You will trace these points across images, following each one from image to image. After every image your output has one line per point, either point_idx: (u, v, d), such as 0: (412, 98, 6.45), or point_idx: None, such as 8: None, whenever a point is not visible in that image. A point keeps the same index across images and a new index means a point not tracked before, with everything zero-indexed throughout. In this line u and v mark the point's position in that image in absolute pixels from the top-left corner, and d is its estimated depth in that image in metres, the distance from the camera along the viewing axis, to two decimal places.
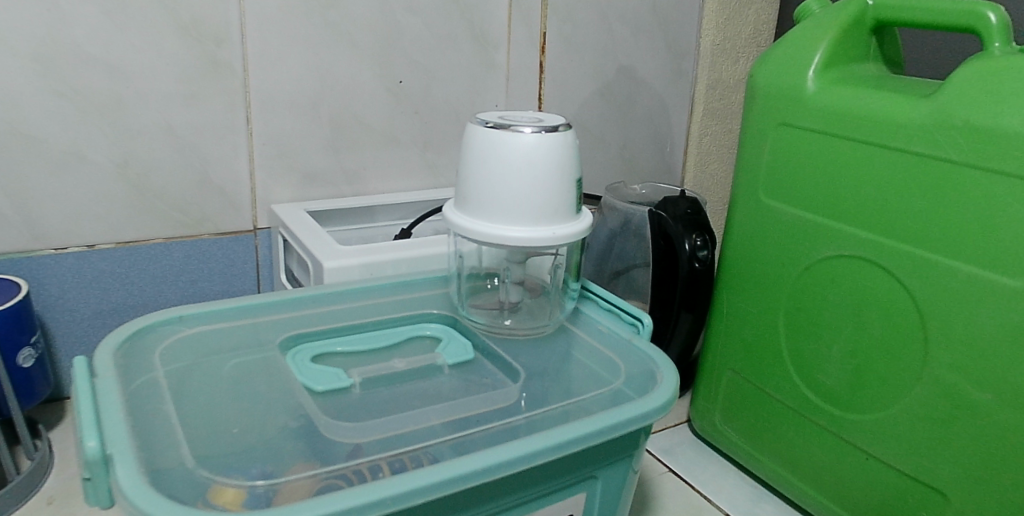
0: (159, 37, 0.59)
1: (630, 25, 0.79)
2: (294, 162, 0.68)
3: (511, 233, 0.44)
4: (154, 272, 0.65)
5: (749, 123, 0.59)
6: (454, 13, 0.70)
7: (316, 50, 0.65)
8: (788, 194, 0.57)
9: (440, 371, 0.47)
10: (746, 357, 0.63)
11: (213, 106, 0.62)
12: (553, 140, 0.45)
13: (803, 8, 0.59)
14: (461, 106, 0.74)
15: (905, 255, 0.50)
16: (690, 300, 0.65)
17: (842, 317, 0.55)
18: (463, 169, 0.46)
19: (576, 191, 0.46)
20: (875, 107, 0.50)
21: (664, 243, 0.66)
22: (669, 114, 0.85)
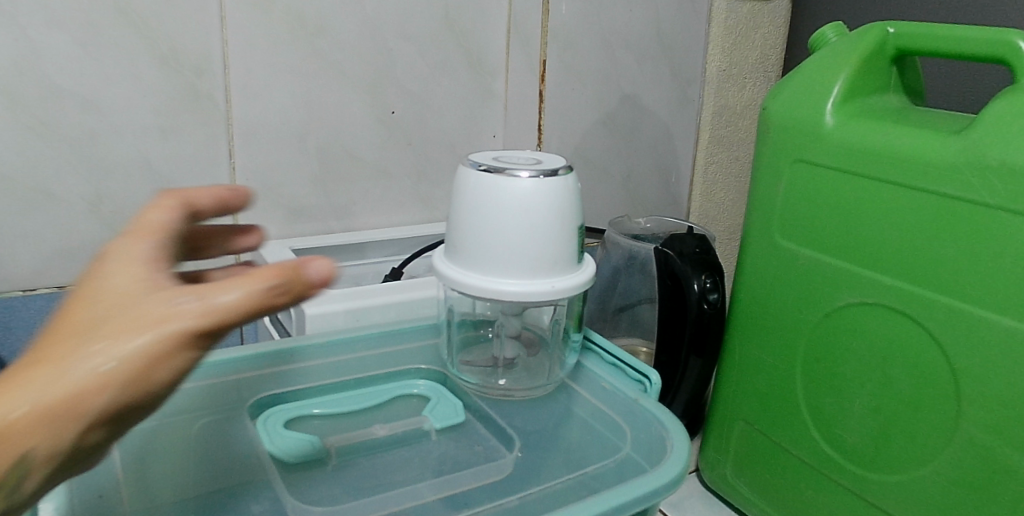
0: (134, 68, 0.55)
1: (633, 51, 0.75)
2: (280, 196, 0.64)
3: (504, 287, 0.40)
4: None
5: (761, 159, 0.55)
6: (449, 40, 0.67)
7: (304, 80, 0.62)
8: (805, 235, 0.53)
9: (427, 437, 0.43)
10: (761, 408, 0.58)
11: (193, 140, 0.59)
12: (552, 185, 0.41)
13: (818, 35, 0.55)
14: (457, 136, 0.70)
15: (934, 306, 0.46)
16: (700, 344, 0.59)
17: (865, 370, 0.50)
18: (454, 215, 0.42)
19: (578, 238, 0.42)
20: (900, 144, 0.46)
21: (671, 282, 0.61)
22: (675, 143, 0.82)
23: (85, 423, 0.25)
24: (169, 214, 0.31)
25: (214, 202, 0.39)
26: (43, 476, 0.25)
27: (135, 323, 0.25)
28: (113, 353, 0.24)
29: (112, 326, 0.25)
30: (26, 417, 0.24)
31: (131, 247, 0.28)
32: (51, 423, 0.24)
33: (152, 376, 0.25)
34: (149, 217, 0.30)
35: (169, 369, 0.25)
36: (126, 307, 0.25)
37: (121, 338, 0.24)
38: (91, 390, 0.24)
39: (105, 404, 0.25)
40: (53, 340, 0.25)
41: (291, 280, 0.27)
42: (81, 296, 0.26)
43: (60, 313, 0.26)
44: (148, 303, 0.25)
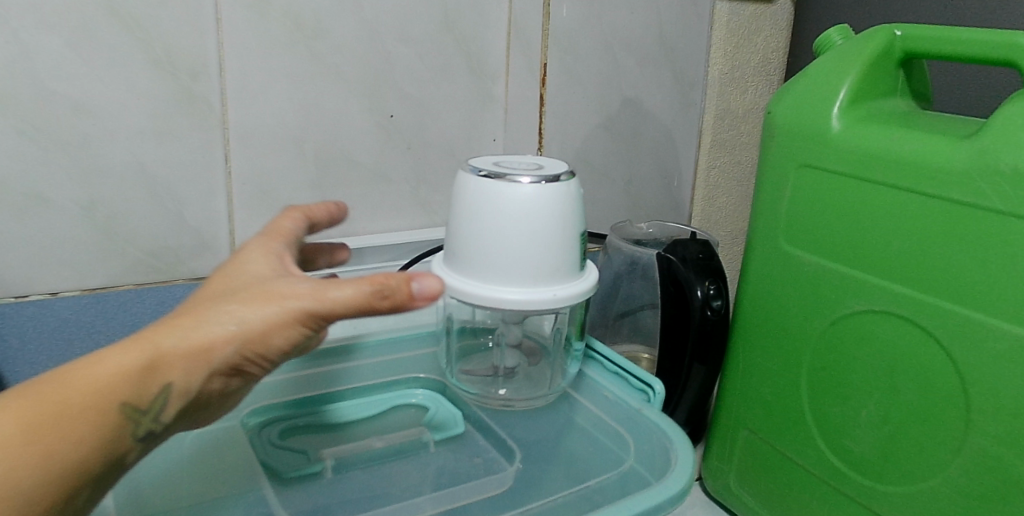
0: (128, 71, 0.55)
1: (635, 54, 0.74)
2: (277, 201, 0.63)
3: (505, 295, 0.39)
4: (124, 320, 0.60)
5: (765, 164, 0.54)
6: (448, 43, 0.66)
7: (300, 83, 0.61)
8: (810, 241, 0.52)
9: (425, 448, 0.42)
10: (766, 416, 0.57)
11: (188, 144, 0.58)
12: (554, 191, 0.40)
13: (824, 37, 0.54)
14: (457, 140, 0.69)
15: (943, 313, 0.45)
16: (702, 352, 0.59)
17: (872, 378, 0.49)
18: (453, 221, 0.41)
19: (580, 245, 0.41)
20: (909, 148, 0.45)
21: (673, 288, 0.60)
22: (677, 147, 0.81)
23: (219, 368, 0.33)
24: (298, 225, 0.43)
25: (326, 215, 0.45)
26: (183, 406, 0.34)
27: (263, 298, 0.33)
28: (245, 315, 0.33)
29: (247, 297, 0.34)
30: (177, 356, 0.32)
31: (273, 249, 0.38)
32: (195, 364, 0.33)
33: (270, 339, 0.33)
34: (284, 227, 0.42)
35: (283, 336, 0.34)
36: (260, 285, 0.34)
37: (253, 306, 0.33)
38: (223, 342, 0.33)
39: (231, 354, 0.33)
40: (200, 304, 0.34)
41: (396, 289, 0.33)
42: (229, 275, 0.36)
43: (210, 286, 0.35)
44: (277, 284, 0.34)
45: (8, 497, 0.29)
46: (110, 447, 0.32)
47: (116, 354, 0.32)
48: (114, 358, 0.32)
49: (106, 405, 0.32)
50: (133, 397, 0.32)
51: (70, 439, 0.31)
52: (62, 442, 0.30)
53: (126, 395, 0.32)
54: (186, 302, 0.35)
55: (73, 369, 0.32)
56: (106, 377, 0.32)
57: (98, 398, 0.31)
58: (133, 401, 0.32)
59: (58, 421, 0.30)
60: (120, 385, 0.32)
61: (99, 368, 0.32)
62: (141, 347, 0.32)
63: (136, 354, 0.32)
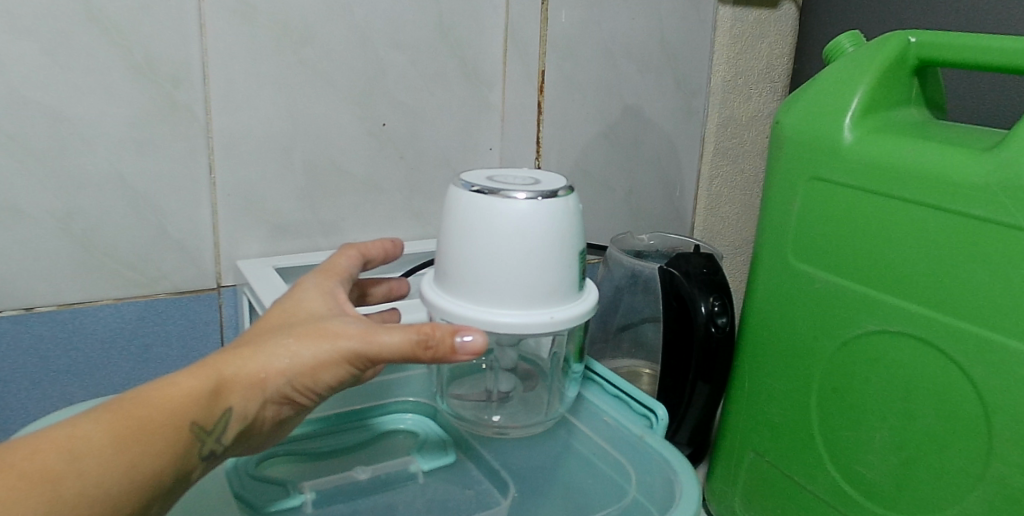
0: (106, 78, 0.52)
1: (636, 61, 0.72)
2: (263, 212, 0.61)
3: (498, 318, 0.37)
4: (102, 336, 0.57)
5: (773, 176, 0.52)
6: (442, 49, 0.64)
7: (288, 90, 0.59)
8: (820, 258, 0.49)
9: (413, 479, 0.42)
10: (772, 439, 0.55)
11: (171, 153, 0.56)
12: (551, 207, 0.38)
13: (834, 45, 0.53)
14: (451, 149, 0.67)
15: (962, 334, 0.42)
16: (707, 370, 0.56)
17: (886, 402, 0.47)
18: (444, 239, 0.39)
19: (578, 264, 0.39)
20: (926, 161, 0.43)
21: (676, 303, 0.57)
22: (678, 156, 0.78)
23: (273, 396, 0.35)
24: (352, 263, 0.44)
25: (380, 253, 0.47)
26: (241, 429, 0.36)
27: (317, 335, 0.35)
28: (301, 350, 0.35)
29: (301, 332, 0.35)
30: (238, 383, 0.34)
31: (326, 287, 0.40)
32: (254, 391, 0.35)
33: (320, 375, 0.35)
34: (337, 267, 0.43)
35: (333, 372, 0.36)
36: (315, 322, 0.36)
37: (308, 342, 0.35)
38: (278, 374, 0.35)
39: (283, 385, 0.35)
40: (259, 336, 0.36)
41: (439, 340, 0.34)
42: (284, 310, 0.38)
43: (267, 319, 0.37)
44: (331, 322, 0.36)
45: (93, 505, 0.30)
46: (179, 465, 0.33)
47: (186, 376, 0.34)
48: (185, 381, 0.33)
49: (179, 423, 0.33)
50: (201, 417, 0.34)
51: (149, 453, 0.32)
52: (141, 456, 0.31)
53: (196, 416, 0.33)
54: (245, 333, 0.37)
55: (147, 389, 0.33)
56: (179, 399, 0.33)
57: (172, 417, 0.33)
58: (201, 422, 0.34)
59: (139, 436, 0.31)
60: (191, 405, 0.33)
61: (172, 391, 0.33)
62: (210, 372, 0.34)
63: (205, 377, 0.33)
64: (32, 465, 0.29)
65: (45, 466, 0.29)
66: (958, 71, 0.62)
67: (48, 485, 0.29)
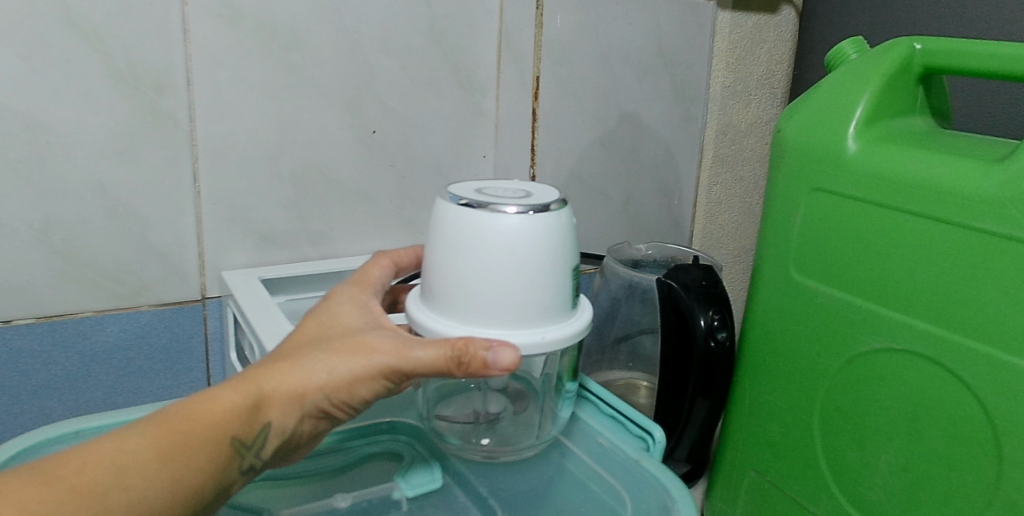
0: (85, 84, 0.50)
1: (633, 67, 0.70)
2: (250, 221, 0.59)
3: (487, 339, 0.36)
4: (83, 350, 0.55)
5: (774, 187, 0.50)
6: (434, 55, 0.62)
7: (276, 97, 0.57)
8: (824, 272, 0.48)
9: (397, 507, 0.41)
10: (773, 458, 0.53)
11: (154, 162, 0.54)
12: (543, 222, 0.36)
13: (836, 51, 0.51)
14: (444, 157, 0.65)
15: (971, 354, 0.41)
16: (707, 385, 0.54)
17: (892, 423, 0.45)
18: (431, 254, 0.37)
19: (572, 281, 0.38)
20: (934, 173, 0.41)
21: (675, 316, 0.55)
22: (677, 164, 0.77)
23: (311, 411, 0.36)
24: (383, 273, 0.43)
25: (412, 260, 0.46)
26: (279, 442, 0.36)
27: (355, 351, 0.36)
28: (339, 365, 0.36)
29: (338, 347, 0.36)
30: (278, 398, 0.35)
31: (361, 299, 0.40)
32: (294, 406, 0.35)
33: (357, 391, 0.36)
34: (369, 277, 0.43)
35: (369, 386, 0.36)
36: (352, 337, 0.37)
37: (345, 358, 0.36)
38: (317, 389, 0.35)
39: (322, 399, 0.36)
40: (297, 350, 0.37)
41: (470, 354, 0.34)
42: (320, 323, 0.38)
43: (304, 333, 0.38)
44: (368, 337, 0.36)
45: None
46: (221, 478, 0.34)
47: (227, 391, 0.34)
48: (226, 396, 0.34)
49: (221, 438, 0.34)
50: (242, 432, 0.34)
51: (191, 468, 0.32)
52: (184, 470, 0.32)
53: (238, 431, 0.34)
54: (281, 346, 0.37)
55: (189, 404, 0.34)
56: (221, 413, 0.34)
57: (215, 433, 0.33)
58: (242, 436, 0.34)
59: (182, 451, 0.32)
60: (233, 420, 0.34)
61: (213, 405, 0.34)
62: (251, 387, 0.34)
63: (247, 392, 0.34)
64: (80, 481, 0.30)
65: (92, 481, 0.30)
66: (965, 78, 0.60)
67: (95, 499, 0.30)
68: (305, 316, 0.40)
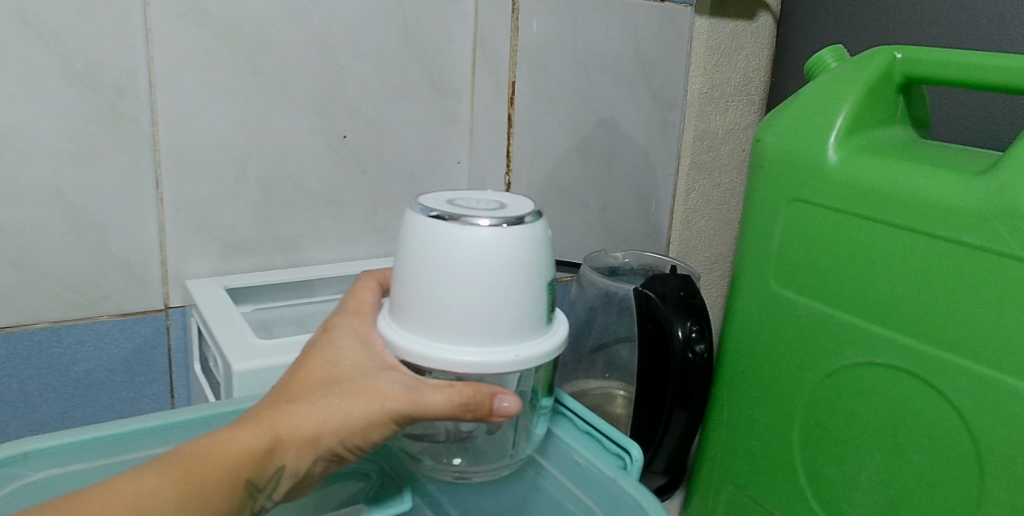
0: (40, 86, 0.48)
1: (610, 73, 0.70)
2: (215, 228, 0.57)
3: (458, 357, 0.34)
4: (39, 362, 0.53)
5: (753, 198, 0.49)
6: (407, 58, 0.60)
7: (242, 101, 0.55)
8: (803, 284, 0.47)
9: None
10: (752, 471, 0.52)
11: (114, 167, 0.52)
12: (517, 236, 0.34)
13: (816, 59, 0.51)
14: (417, 163, 0.64)
15: (952, 369, 0.40)
16: (685, 396, 0.53)
17: (873, 437, 0.45)
18: (400, 268, 0.36)
19: (546, 296, 0.36)
20: (916, 185, 0.41)
21: (652, 327, 0.54)
22: (654, 171, 0.76)
23: (324, 454, 0.35)
24: (377, 297, 0.41)
25: None
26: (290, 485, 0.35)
27: (369, 394, 0.34)
28: (354, 409, 0.34)
29: (351, 390, 0.35)
30: (293, 441, 0.33)
31: (364, 331, 0.38)
32: (308, 450, 0.34)
33: (370, 435, 0.35)
34: (364, 304, 0.40)
35: (382, 431, 0.35)
36: (364, 377, 0.35)
37: (360, 402, 0.34)
38: (332, 433, 0.34)
39: (336, 443, 0.34)
40: (308, 391, 0.35)
41: (482, 405, 0.34)
42: (328, 361, 0.37)
43: (313, 371, 0.36)
44: (381, 379, 0.35)
45: None
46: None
47: (243, 433, 0.33)
48: (241, 439, 0.32)
49: (236, 482, 0.32)
50: (257, 476, 0.33)
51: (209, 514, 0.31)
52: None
53: (253, 474, 0.32)
54: (289, 384, 0.36)
55: (203, 445, 0.32)
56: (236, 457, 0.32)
57: (231, 477, 0.32)
58: (256, 480, 0.33)
59: (201, 497, 0.31)
60: (249, 465, 0.32)
61: (229, 449, 0.32)
62: (267, 431, 0.33)
63: (262, 436, 0.33)
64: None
65: None
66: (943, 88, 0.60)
67: None
68: (307, 350, 0.38)
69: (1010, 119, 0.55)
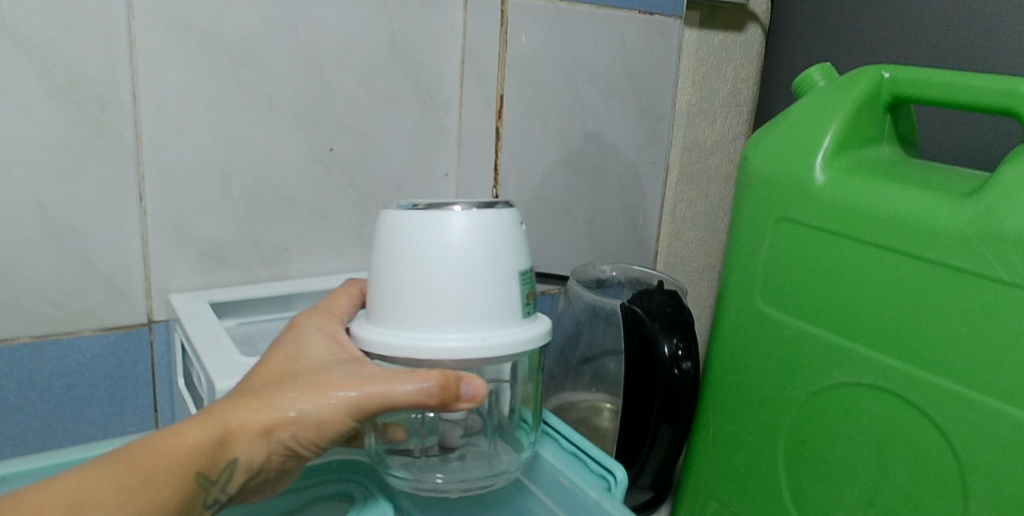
0: (22, 98, 0.48)
1: (599, 85, 0.70)
2: (200, 242, 0.56)
3: (422, 341, 0.35)
4: (19, 378, 0.52)
5: (740, 215, 0.50)
6: (395, 71, 0.60)
7: (228, 114, 0.55)
8: (788, 302, 0.47)
9: None
10: (737, 489, 0.52)
11: (97, 180, 0.51)
12: (483, 223, 0.36)
13: (804, 77, 0.51)
14: (405, 175, 0.63)
15: (937, 390, 0.40)
16: (671, 411, 0.53)
17: (856, 456, 0.45)
18: (374, 262, 0.38)
19: (518, 287, 0.37)
20: (901, 206, 0.41)
21: (638, 342, 0.54)
22: (643, 184, 0.76)
23: (279, 446, 0.36)
24: (351, 303, 0.43)
25: None
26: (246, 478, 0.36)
27: (323, 386, 0.35)
28: (308, 401, 0.35)
29: (307, 383, 0.36)
30: (244, 433, 0.35)
31: (329, 331, 0.40)
32: (261, 441, 0.35)
33: (325, 426, 0.36)
34: (335, 308, 0.42)
35: (339, 423, 0.36)
36: (320, 371, 0.36)
37: (314, 394, 0.35)
38: (285, 423, 0.35)
39: (290, 434, 0.35)
40: (267, 385, 0.36)
41: (445, 387, 0.35)
42: (290, 358, 0.38)
43: (273, 368, 0.38)
44: (337, 373, 0.36)
45: None
46: (185, 513, 0.34)
47: (195, 424, 0.34)
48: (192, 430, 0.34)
49: (185, 471, 0.33)
50: (208, 466, 0.34)
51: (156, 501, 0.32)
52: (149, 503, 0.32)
53: (203, 467, 0.34)
54: (250, 379, 0.37)
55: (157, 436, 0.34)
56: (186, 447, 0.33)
57: (180, 466, 0.33)
58: (207, 471, 0.34)
59: (146, 484, 0.32)
60: (198, 454, 0.33)
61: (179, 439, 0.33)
62: (217, 422, 0.34)
63: (212, 426, 0.34)
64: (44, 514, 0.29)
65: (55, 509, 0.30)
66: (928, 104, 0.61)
67: None
68: (275, 346, 0.40)
69: (982, 132, 0.57)
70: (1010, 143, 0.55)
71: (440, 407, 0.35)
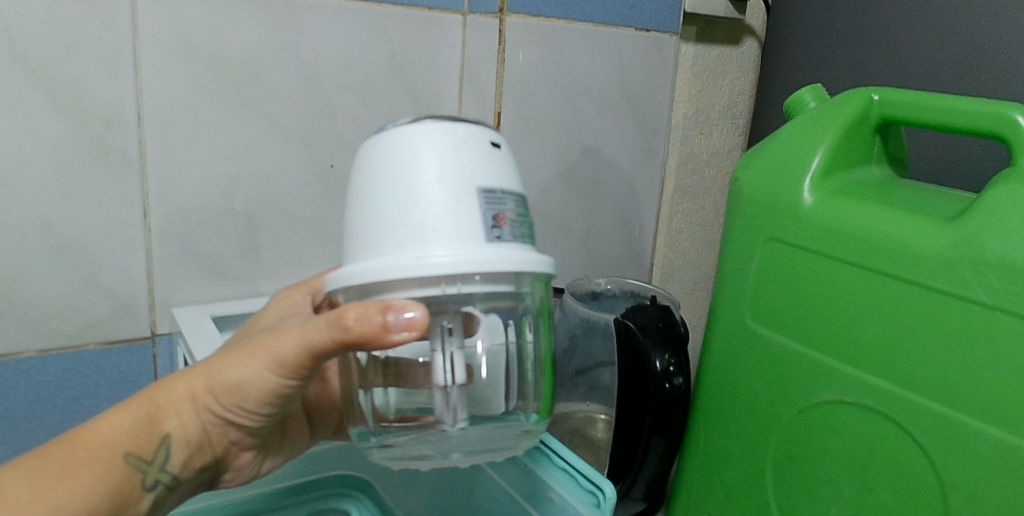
0: (30, 120, 0.49)
1: (595, 101, 0.71)
2: (202, 256, 0.57)
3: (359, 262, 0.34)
4: (25, 391, 0.53)
5: (731, 235, 0.51)
6: (394, 89, 0.61)
7: (231, 132, 0.56)
8: (776, 320, 0.48)
9: None
10: (726, 503, 0.53)
11: (103, 197, 0.53)
12: (430, 133, 0.36)
13: (795, 98, 0.52)
14: None
15: (920, 410, 0.42)
16: (663, 425, 0.54)
17: (841, 472, 0.46)
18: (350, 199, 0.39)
19: (474, 198, 0.35)
20: (887, 229, 0.42)
21: (631, 357, 0.55)
22: (638, 197, 0.77)
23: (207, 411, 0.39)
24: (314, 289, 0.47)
25: None
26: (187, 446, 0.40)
27: (238, 351, 0.39)
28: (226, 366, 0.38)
29: (227, 353, 0.39)
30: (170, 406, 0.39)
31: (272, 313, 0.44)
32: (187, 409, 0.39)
33: (245, 386, 0.38)
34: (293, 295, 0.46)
35: (259, 381, 0.38)
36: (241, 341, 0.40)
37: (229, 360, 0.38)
38: (207, 390, 0.39)
39: (213, 399, 0.39)
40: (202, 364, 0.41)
41: (366, 313, 0.33)
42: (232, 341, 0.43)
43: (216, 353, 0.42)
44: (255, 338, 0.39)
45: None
46: (130, 482, 0.38)
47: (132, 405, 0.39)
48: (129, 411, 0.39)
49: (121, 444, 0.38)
50: (143, 437, 0.38)
51: (93, 474, 0.37)
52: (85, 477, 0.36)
53: (136, 444, 0.38)
54: None
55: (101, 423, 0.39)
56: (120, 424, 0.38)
57: (115, 439, 0.38)
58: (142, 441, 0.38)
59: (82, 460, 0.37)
60: (129, 428, 0.38)
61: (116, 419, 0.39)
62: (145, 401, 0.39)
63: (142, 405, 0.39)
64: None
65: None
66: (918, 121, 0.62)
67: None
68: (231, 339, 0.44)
69: (968, 148, 0.58)
70: (999, 162, 0.56)
71: (369, 339, 0.33)
